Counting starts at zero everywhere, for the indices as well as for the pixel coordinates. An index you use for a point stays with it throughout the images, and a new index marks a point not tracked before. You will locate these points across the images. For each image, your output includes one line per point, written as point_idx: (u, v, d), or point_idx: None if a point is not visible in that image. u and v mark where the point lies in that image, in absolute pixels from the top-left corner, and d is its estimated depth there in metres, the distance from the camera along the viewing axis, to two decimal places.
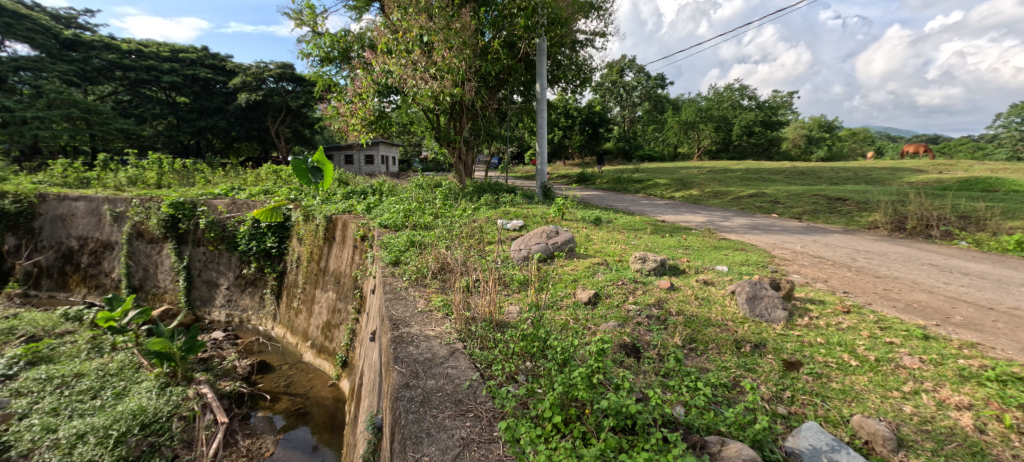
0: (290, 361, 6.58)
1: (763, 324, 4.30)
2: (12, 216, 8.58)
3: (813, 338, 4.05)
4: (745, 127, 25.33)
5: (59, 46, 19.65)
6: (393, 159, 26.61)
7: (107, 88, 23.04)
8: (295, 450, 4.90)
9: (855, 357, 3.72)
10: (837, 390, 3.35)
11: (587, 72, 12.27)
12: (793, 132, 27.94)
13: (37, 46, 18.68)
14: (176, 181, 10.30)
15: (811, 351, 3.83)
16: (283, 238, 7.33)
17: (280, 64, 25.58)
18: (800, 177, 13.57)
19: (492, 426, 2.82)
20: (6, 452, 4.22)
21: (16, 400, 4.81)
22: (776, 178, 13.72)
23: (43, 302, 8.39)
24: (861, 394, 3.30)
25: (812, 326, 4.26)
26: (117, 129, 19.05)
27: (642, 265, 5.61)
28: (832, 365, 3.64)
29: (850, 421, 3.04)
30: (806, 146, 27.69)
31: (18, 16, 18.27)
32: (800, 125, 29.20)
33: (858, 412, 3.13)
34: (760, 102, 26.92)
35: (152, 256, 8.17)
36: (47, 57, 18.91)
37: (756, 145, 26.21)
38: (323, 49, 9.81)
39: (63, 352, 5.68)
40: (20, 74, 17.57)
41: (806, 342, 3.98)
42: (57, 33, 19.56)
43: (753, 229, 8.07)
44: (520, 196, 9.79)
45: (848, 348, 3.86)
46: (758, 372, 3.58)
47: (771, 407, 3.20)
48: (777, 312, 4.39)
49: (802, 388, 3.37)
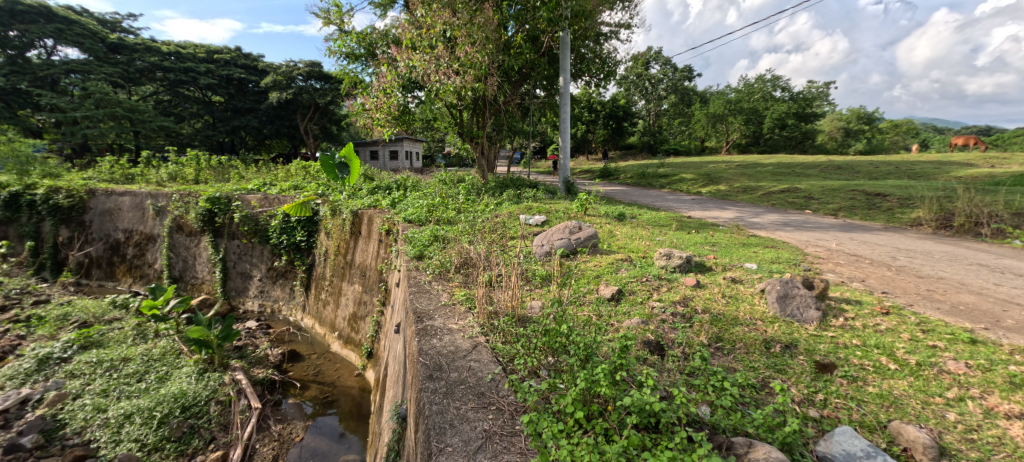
0: (319, 351, 6.81)
1: (796, 324, 4.17)
2: (66, 210, 9.16)
3: (848, 339, 3.90)
4: (778, 119, 24.54)
5: (105, 49, 20.92)
6: (417, 155, 27.01)
7: (150, 88, 24.26)
8: (323, 437, 5.11)
9: (894, 361, 3.57)
10: (874, 394, 3.23)
11: (612, 65, 12.02)
12: (829, 124, 26.80)
13: (85, 50, 20.05)
14: (213, 178, 10.74)
15: (846, 353, 3.70)
16: (312, 232, 7.59)
17: (310, 62, 26.22)
18: (837, 171, 13.00)
19: (514, 419, 2.87)
20: (62, 429, 4.60)
21: (70, 381, 5.17)
22: (811, 173, 13.16)
23: (94, 290, 8.91)
24: (900, 399, 3.16)
25: (848, 327, 4.10)
26: (158, 126, 20.07)
27: (667, 262, 5.53)
28: (868, 368, 3.51)
29: (888, 427, 2.91)
30: (844, 139, 26.45)
31: (69, 22, 19.70)
32: (837, 116, 27.97)
33: (897, 418, 2.99)
34: (794, 94, 25.90)
35: (189, 249, 8.54)
36: (95, 60, 20.21)
37: (789, 138, 25.23)
38: (350, 46, 10.00)
39: (111, 338, 6.03)
40: (71, 77, 18.96)
41: (841, 343, 3.85)
42: (103, 37, 20.93)
43: (786, 225, 7.78)
44: (542, 191, 9.76)
45: (886, 350, 3.71)
46: (789, 373, 3.48)
47: (804, 409, 3.10)
48: (810, 312, 4.27)
49: (836, 391, 3.26)
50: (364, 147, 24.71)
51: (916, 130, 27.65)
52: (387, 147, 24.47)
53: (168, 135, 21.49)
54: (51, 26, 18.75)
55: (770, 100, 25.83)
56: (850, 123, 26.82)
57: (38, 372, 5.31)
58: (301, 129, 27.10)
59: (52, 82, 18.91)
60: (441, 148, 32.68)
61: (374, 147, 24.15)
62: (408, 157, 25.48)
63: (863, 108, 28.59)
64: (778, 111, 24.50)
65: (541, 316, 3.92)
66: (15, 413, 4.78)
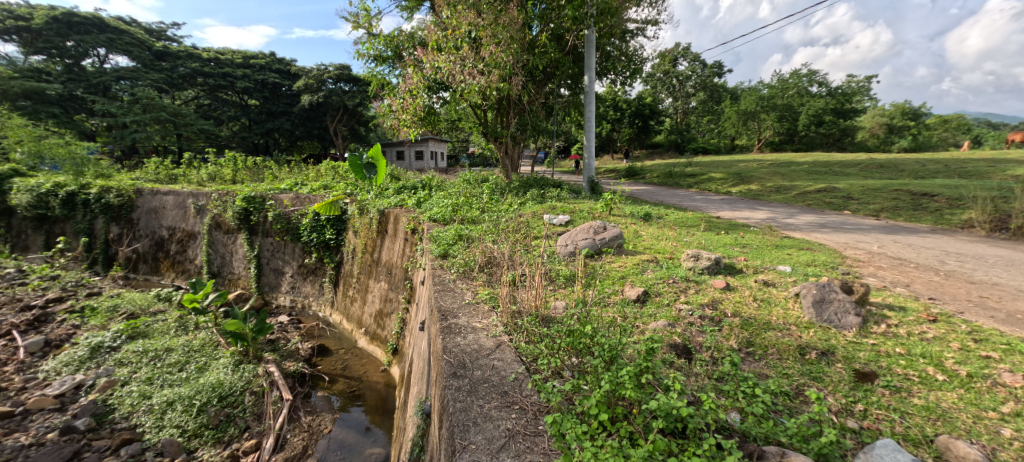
0: (346, 346, 7.01)
1: (834, 330, 3.99)
2: (116, 208, 9.76)
3: (891, 347, 3.70)
4: (814, 116, 23.53)
5: (151, 57, 22.29)
6: (442, 155, 27.36)
7: (191, 92, 25.48)
8: (350, 429, 5.25)
9: (942, 372, 3.36)
10: (919, 406, 3.05)
11: (638, 62, 11.82)
12: (871, 120, 25.47)
13: (134, 58, 21.44)
14: (248, 178, 11.21)
15: (888, 362, 3.51)
16: (340, 231, 7.81)
17: (339, 65, 26.95)
18: (879, 169, 12.33)
19: (538, 419, 2.88)
20: (111, 413, 4.92)
21: (119, 368, 5.52)
22: (850, 171, 12.55)
23: (140, 284, 9.46)
24: (948, 413, 2.97)
25: (891, 335, 3.89)
26: (199, 129, 21.09)
27: (695, 263, 5.39)
28: (913, 378, 3.32)
29: (935, 441, 2.75)
30: (887, 135, 25.07)
31: (120, 32, 21.21)
32: (879, 112, 26.60)
33: (945, 432, 2.82)
34: (832, 89, 24.78)
35: (227, 246, 8.95)
36: (142, 67, 21.53)
37: (827, 136, 24.14)
38: (378, 49, 10.22)
39: (156, 329, 6.40)
40: (120, 83, 20.35)
41: (882, 351, 3.65)
42: (150, 46, 22.31)
43: (823, 227, 7.43)
44: (566, 191, 9.69)
45: (933, 360, 3.50)
46: (825, 381, 3.33)
47: (841, 420, 2.96)
48: (849, 318, 4.07)
49: (877, 402, 3.10)
50: (391, 148, 25.24)
51: (968, 125, 25.93)
52: (413, 147, 24.91)
53: (208, 138, 22.58)
54: (103, 36, 20.30)
55: (806, 96, 24.84)
56: (894, 119, 25.41)
57: (91, 359, 5.69)
58: (331, 130, 27.84)
59: (104, 88, 20.25)
60: (465, 148, 32.92)
61: (400, 147, 24.71)
62: (433, 158, 25.85)
63: (908, 103, 27.05)
64: (815, 108, 23.49)
65: (565, 317, 3.90)
66: (70, 397, 5.13)
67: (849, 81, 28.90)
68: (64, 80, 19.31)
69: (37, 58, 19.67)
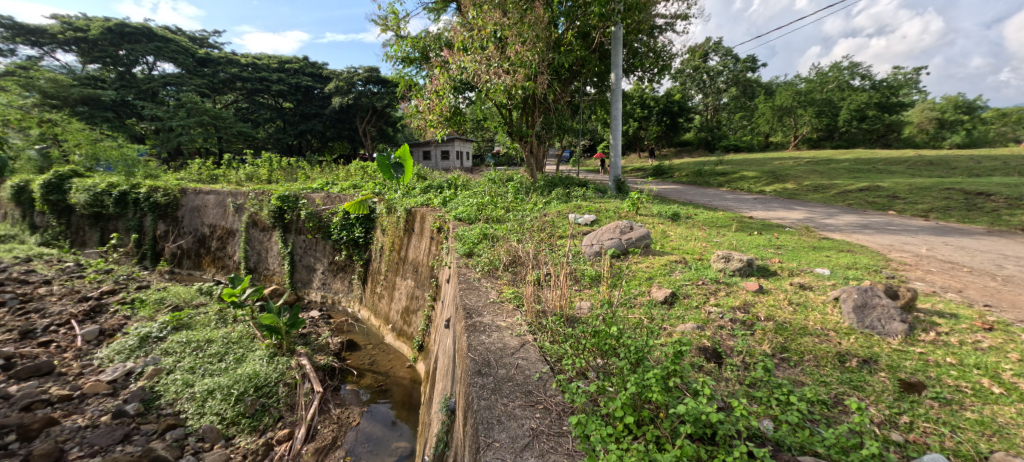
0: (374, 341, 7.19)
1: (877, 337, 3.77)
2: (163, 206, 10.35)
3: (941, 357, 3.47)
4: (856, 111, 22.36)
5: (194, 63, 23.55)
6: (467, 155, 27.62)
7: (231, 97, 26.74)
8: (378, 423, 5.39)
9: (999, 384, 3.13)
10: (972, 420, 2.85)
11: (667, 58, 11.54)
12: (919, 115, 23.93)
13: (179, 64, 22.69)
14: (283, 177, 11.66)
15: (938, 372, 3.30)
16: (369, 229, 8.00)
17: (369, 67, 27.61)
18: (928, 167, 11.61)
19: (562, 420, 2.87)
20: (158, 399, 5.23)
21: (165, 358, 5.87)
22: (895, 169, 11.84)
23: (184, 278, 10.00)
24: (1006, 429, 2.77)
25: (940, 343, 3.65)
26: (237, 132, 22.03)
27: (726, 265, 5.22)
28: (965, 390, 3.11)
29: (990, 458, 2.56)
30: (939, 131, 23.57)
31: (166, 40, 22.49)
32: (929, 106, 25.00)
33: (1002, 449, 2.63)
34: (876, 82, 23.50)
35: (263, 243, 9.34)
36: (186, 73, 22.76)
37: (870, 131, 22.90)
38: (405, 50, 10.39)
39: (198, 321, 6.76)
40: (167, 89, 21.62)
41: (931, 361, 3.44)
42: (193, 53, 23.56)
43: (865, 228, 7.04)
44: (592, 190, 9.54)
45: (989, 371, 3.26)
46: (867, 391, 3.16)
47: (885, 432, 2.80)
48: (893, 324, 3.85)
49: (924, 414, 2.92)
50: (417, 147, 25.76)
51: None
52: (439, 147, 25.33)
53: (246, 140, 23.56)
54: (152, 45, 21.60)
55: (847, 90, 23.63)
56: (945, 113, 23.86)
57: (140, 348, 6.07)
58: (360, 131, 28.47)
59: (153, 94, 21.55)
60: (490, 147, 33.05)
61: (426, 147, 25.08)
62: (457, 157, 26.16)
63: (961, 96, 25.36)
64: (857, 102, 22.35)
65: (590, 318, 3.86)
66: (121, 383, 5.49)
67: (895, 74, 27.32)
68: (117, 87, 20.70)
69: (93, 67, 21.20)
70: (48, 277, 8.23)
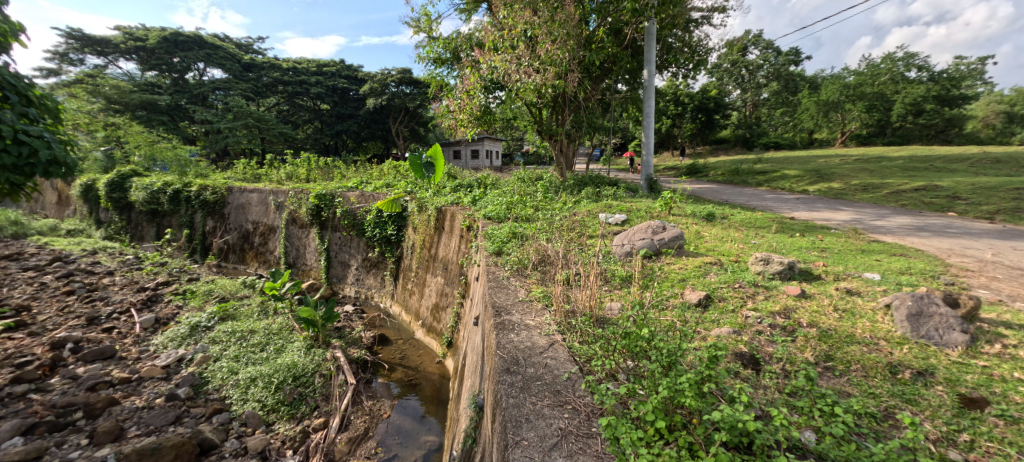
0: (405, 336, 7.37)
1: (933, 348, 3.50)
2: (212, 204, 10.98)
3: (1007, 371, 3.19)
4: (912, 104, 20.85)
5: (240, 68, 24.93)
6: (496, 155, 27.71)
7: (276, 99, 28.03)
8: (408, 416, 5.52)
9: None
10: None
11: (703, 53, 11.16)
12: (986, 109, 22.07)
13: (226, 70, 24.07)
14: (321, 177, 12.11)
15: (1004, 388, 3.03)
16: (401, 227, 8.19)
17: (401, 69, 28.22)
18: (995, 165, 10.70)
19: (591, 421, 2.83)
20: (206, 385, 5.56)
21: (212, 346, 6.23)
22: (957, 167, 10.96)
23: (231, 271, 10.57)
24: None
25: (1007, 357, 3.35)
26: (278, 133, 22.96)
27: (765, 268, 4.98)
28: None
29: None
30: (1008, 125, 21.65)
31: (215, 47, 23.88)
32: (996, 98, 23.04)
33: None
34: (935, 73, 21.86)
35: (301, 239, 9.75)
36: (233, 78, 24.09)
37: (928, 127, 21.32)
38: (437, 51, 10.54)
39: (242, 312, 7.15)
40: (216, 93, 22.97)
41: (995, 375, 3.16)
42: (239, 58, 24.92)
43: (920, 230, 6.53)
44: (623, 190, 9.31)
45: None
46: (921, 405, 2.94)
47: (941, 450, 2.59)
48: (952, 335, 3.56)
49: (988, 433, 2.68)
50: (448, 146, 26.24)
51: None
52: (470, 146, 25.67)
53: (286, 141, 24.57)
54: (202, 52, 23.08)
55: (902, 82, 22.11)
56: (1014, 106, 21.89)
57: (190, 337, 6.48)
58: (393, 131, 29.11)
59: (202, 98, 22.95)
60: (519, 146, 33.04)
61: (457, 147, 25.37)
62: (487, 156, 26.41)
63: None
64: (914, 95, 20.86)
65: (620, 319, 3.79)
66: (173, 368, 5.87)
67: (957, 64, 25.32)
68: (172, 92, 22.23)
69: (151, 74, 22.89)
70: (111, 268, 8.91)
